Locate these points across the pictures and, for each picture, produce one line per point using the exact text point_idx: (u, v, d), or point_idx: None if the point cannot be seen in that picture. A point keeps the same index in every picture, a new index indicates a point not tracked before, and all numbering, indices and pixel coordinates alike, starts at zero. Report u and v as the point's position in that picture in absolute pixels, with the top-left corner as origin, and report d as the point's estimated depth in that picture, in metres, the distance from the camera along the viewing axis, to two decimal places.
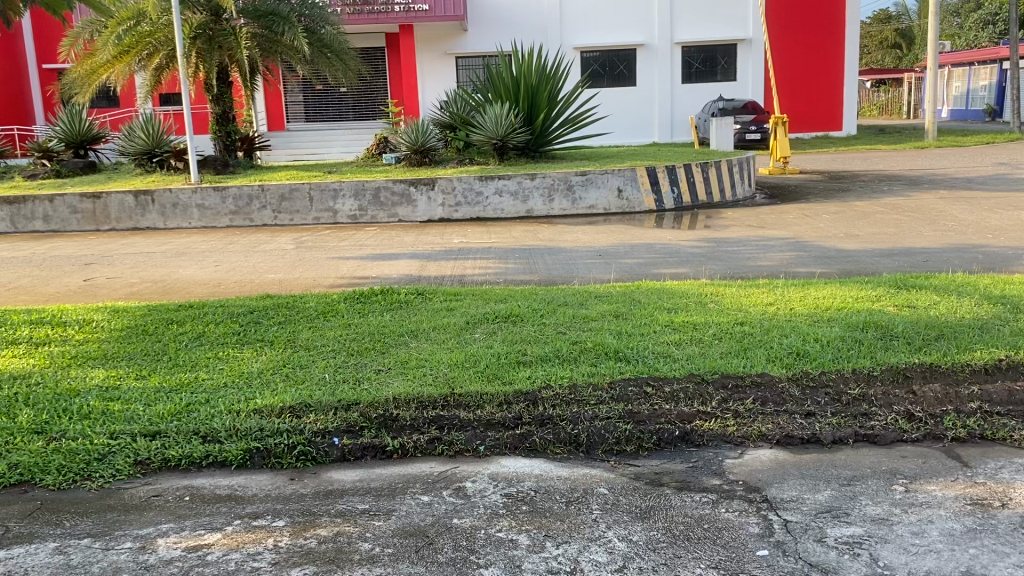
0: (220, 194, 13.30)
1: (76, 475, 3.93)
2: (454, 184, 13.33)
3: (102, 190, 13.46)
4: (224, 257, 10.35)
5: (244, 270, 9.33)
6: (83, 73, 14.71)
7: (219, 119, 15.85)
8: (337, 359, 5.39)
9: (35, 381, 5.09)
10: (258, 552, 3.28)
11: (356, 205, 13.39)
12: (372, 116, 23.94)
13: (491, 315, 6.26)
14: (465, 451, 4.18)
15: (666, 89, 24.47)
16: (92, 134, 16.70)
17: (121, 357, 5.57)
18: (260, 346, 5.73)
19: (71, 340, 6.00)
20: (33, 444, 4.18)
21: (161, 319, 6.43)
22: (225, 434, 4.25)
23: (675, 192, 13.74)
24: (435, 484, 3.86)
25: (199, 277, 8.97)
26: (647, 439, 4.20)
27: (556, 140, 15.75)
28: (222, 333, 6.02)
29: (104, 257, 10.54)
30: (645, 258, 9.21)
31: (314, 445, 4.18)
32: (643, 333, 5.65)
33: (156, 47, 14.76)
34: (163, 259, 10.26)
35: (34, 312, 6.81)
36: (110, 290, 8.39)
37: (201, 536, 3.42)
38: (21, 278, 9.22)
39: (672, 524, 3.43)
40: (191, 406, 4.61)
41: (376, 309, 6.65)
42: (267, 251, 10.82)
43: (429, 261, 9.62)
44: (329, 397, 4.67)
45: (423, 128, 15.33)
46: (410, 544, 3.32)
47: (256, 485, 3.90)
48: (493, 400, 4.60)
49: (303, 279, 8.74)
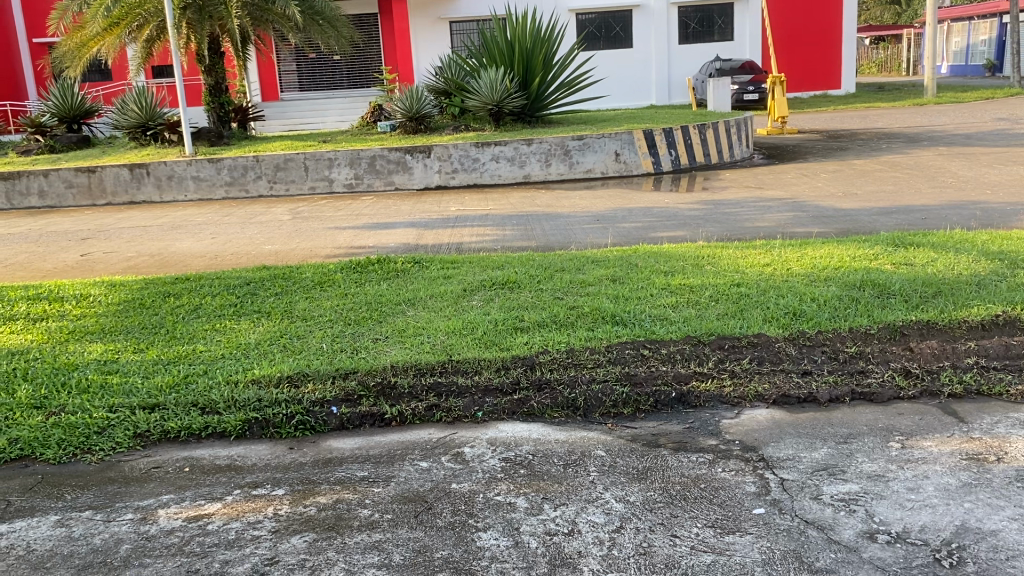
0: (215, 166, 13.22)
1: (75, 449, 3.95)
2: (450, 151, 13.24)
3: (97, 164, 13.39)
4: (221, 229, 10.33)
5: (242, 242, 9.32)
6: (74, 46, 14.57)
7: (212, 90, 15.71)
8: (335, 328, 5.40)
9: (33, 356, 5.10)
10: (258, 521, 3.30)
11: (352, 173, 13.32)
12: (367, 84, 23.77)
13: (487, 282, 6.26)
14: (463, 417, 4.19)
15: (662, 51, 24.27)
16: (84, 108, 16.57)
17: (119, 330, 5.58)
18: (257, 317, 5.74)
19: (69, 314, 6.01)
20: (33, 419, 4.20)
21: (158, 293, 6.42)
22: (223, 405, 4.27)
23: (672, 154, 13.67)
24: (433, 450, 3.88)
25: (196, 250, 8.96)
26: (644, 401, 4.21)
27: (553, 104, 15.62)
28: (219, 305, 6.03)
29: (101, 231, 10.51)
30: (643, 221, 9.19)
31: (313, 414, 4.20)
32: (639, 297, 5.64)
33: (147, 19, 14.55)
34: (160, 233, 10.24)
35: (31, 288, 6.80)
36: (107, 264, 8.37)
37: (201, 506, 3.45)
38: (18, 254, 9.20)
39: (669, 484, 3.45)
40: (189, 377, 4.63)
41: (373, 279, 6.64)
42: (263, 222, 10.79)
43: (427, 229, 9.60)
44: (327, 365, 4.69)
45: (418, 95, 15.20)
46: (409, 510, 3.34)
47: (255, 455, 3.92)
48: (490, 365, 4.62)
49: (300, 250, 8.72)
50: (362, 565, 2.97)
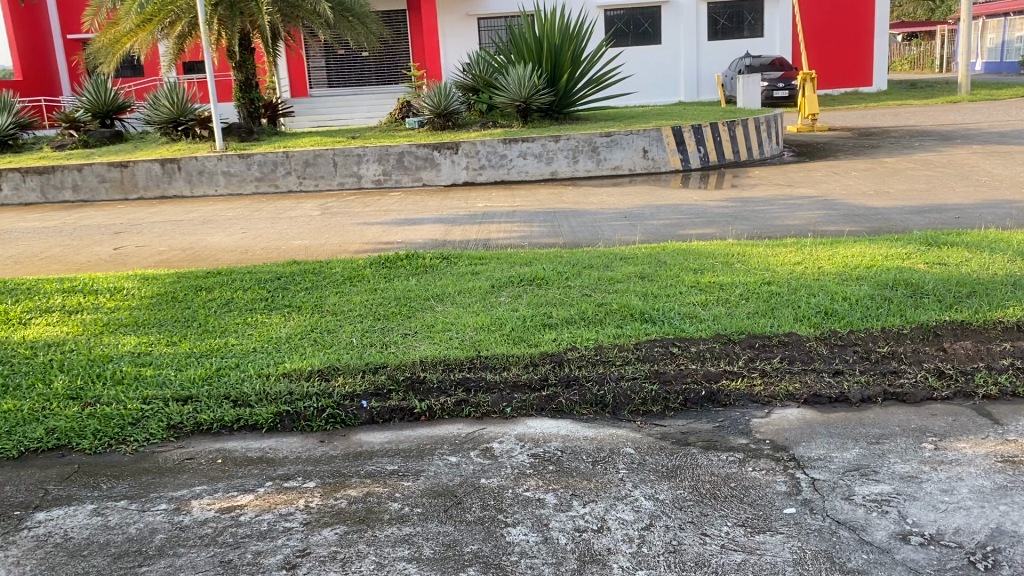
0: (245, 161, 13.34)
1: (110, 440, 4.01)
2: (478, 148, 13.26)
3: (129, 159, 13.57)
4: (251, 224, 10.42)
5: (272, 237, 9.40)
6: (107, 43, 14.77)
7: (242, 86, 15.83)
8: (365, 323, 5.44)
9: (69, 348, 5.18)
10: (289, 512, 3.34)
11: (380, 169, 13.38)
12: (395, 81, 23.86)
13: (515, 278, 6.26)
14: (491, 412, 4.21)
15: (691, 47, 24.12)
16: (117, 103, 16.77)
17: (152, 323, 5.65)
18: (288, 311, 5.79)
19: (103, 307, 6.10)
20: (69, 410, 4.27)
21: (190, 286, 6.50)
22: (255, 398, 4.32)
23: (701, 151, 13.59)
24: (462, 445, 3.90)
25: (227, 244, 9.05)
26: (673, 399, 4.20)
27: (581, 101, 15.58)
28: (250, 299, 6.09)
29: (134, 225, 10.65)
30: (671, 218, 9.15)
31: (343, 408, 4.23)
32: (668, 295, 5.62)
33: (179, 16, 14.70)
34: (191, 227, 10.35)
35: (66, 281, 6.91)
36: (139, 258, 8.47)
37: (234, 497, 3.49)
38: (52, 247, 9.34)
39: (699, 483, 3.44)
40: (222, 370, 4.69)
41: (402, 274, 6.67)
42: (293, 217, 10.88)
43: (454, 225, 9.63)
44: (357, 360, 4.73)
45: (446, 91, 15.23)
46: (439, 504, 3.36)
47: (287, 447, 3.96)
48: (519, 361, 4.62)
49: (329, 245, 8.78)
50: (392, 558, 3.00)
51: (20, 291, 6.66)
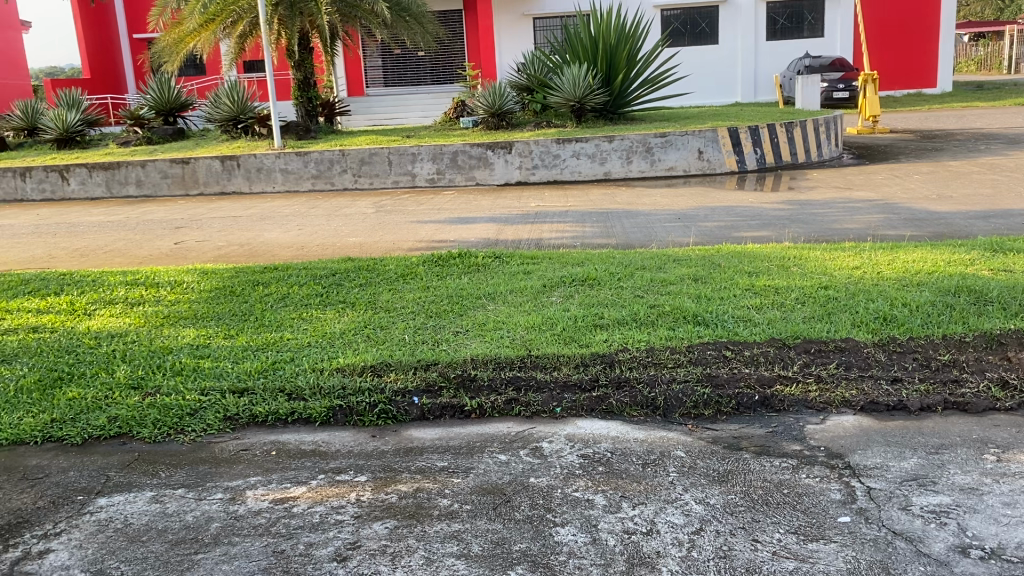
0: (302, 159, 13.55)
1: (169, 429, 4.11)
2: (531, 147, 13.27)
3: (191, 156, 13.89)
4: (307, 220, 10.59)
5: (327, 234, 9.53)
6: (171, 42, 15.13)
7: (301, 85, 16.07)
8: (417, 320, 5.48)
9: (131, 339, 5.32)
10: (341, 505, 3.39)
11: (434, 168, 13.48)
12: (450, 80, 24.00)
13: (567, 278, 6.25)
14: (541, 412, 4.21)
15: (749, 47, 23.80)
16: (180, 101, 17.15)
17: (210, 316, 5.78)
18: (342, 307, 5.87)
19: (164, 300, 6.25)
20: (130, 399, 4.39)
21: (248, 281, 6.62)
22: (309, 391, 4.39)
23: (757, 153, 13.42)
24: (512, 444, 3.91)
25: (284, 240, 9.21)
26: (726, 403, 4.16)
27: (635, 101, 15.48)
28: (306, 295, 6.19)
29: (194, 221, 10.89)
30: (726, 220, 9.05)
31: (395, 403, 4.28)
32: (722, 297, 5.56)
33: (240, 15, 14.98)
34: (249, 223, 10.56)
35: (129, 274, 7.09)
36: (199, 253, 8.66)
37: (287, 489, 3.55)
38: (116, 241, 9.60)
39: (751, 488, 3.40)
40: (277, 363, 4.77)
41: (454, 272, 6.71)
42: (348, 215, 11.02)
43: (507, 224, 9.65)
44: (409, 356, 4.77)
45: (501, 91, 15.27)
46: (488, 502, 3.37)
47: (339, 441, 4.02)
48: (569, 361, 4.62)
49: (383, 243, 8.87)
50: (441, 554, 3.02)
51: (85, 283, 6.86)
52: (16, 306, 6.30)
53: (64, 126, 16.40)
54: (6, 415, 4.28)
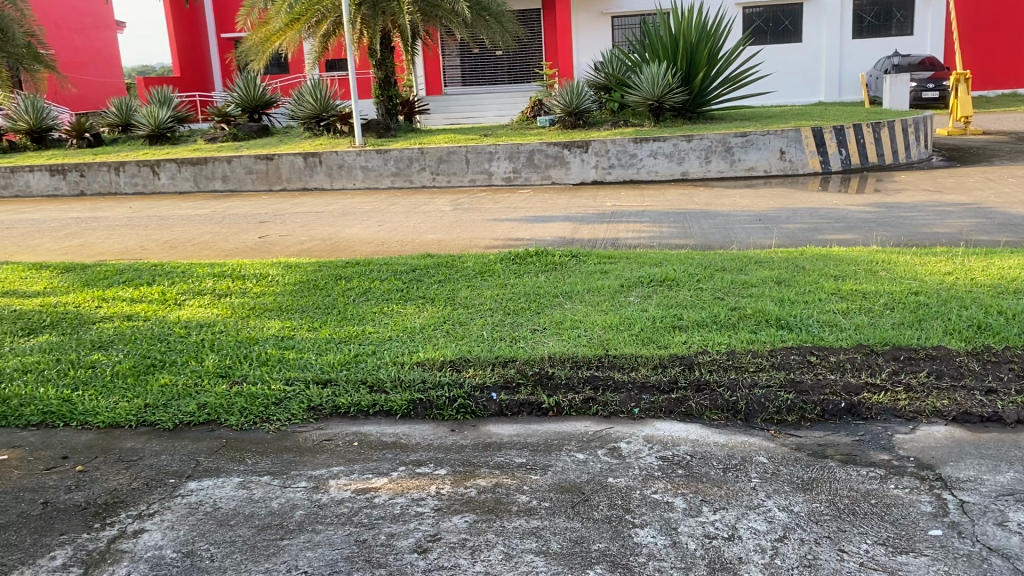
0: (382, 157, 13.76)
1: (255, 417, 4.23)
2: (609, 147, 13.20)
3: (275, 153, 14.25)
4: (386, 217, 10.75)
5: (406, 230, 9.65)
6: (258, 41, 15.56)
7: (382, 84, 16.32)
8: (495, 317, 5.51)
9: (219, 329, 5.50)
10: (421, 498, 3.43)
11: (511, 167, 13.53)
12: (527, 79, 24.05)
13: (645, 278, 6.20)
14: (619, 412, 4.19)
15: (834, 46, 23.21)
16: (265, 99, 17.60)
17: (295, 309, 5.92)
18: (421, 302, 5.94)
19: (250, 292, 6.43)
20: (219, 386, 4.53)
21: (330, 275, 6.76)
22: (390, 384, 4.46)
23: (842, 153, 13.09)
24: (590, 443, 3.90)
25: (364, 236, 9.37)
26: (810, 409, 4.06)
27: (715, 100, 15.24)
28: (386, 290, 6.28)
29: (277, 216, 11.16)
30: (809, 222, 8.84)
31: (473, 399, 4.31)
32: (806, 301, 5.44)
33: (325, 15, 15.29)
34: (330, 219, 10.77)
35: (217, 266, 7.32)
36: (283, 247, 8.87)
37: (369, 480, 3.62)
38: (204, 234, 9.91)
39: (836, 497, 3.32)
40: (359, 356, 4.86)
41: (531, 270, 6.73)
42: (426, 212, 11.14)
43: (583, 224, 9.62)
44: (487, 353, 4.80)
45: (578, 90, 15.23)
46: (566, 500, 3.37)
47: (419, 434, 4.07)
48: (648, 363, 4.58)
49: (460, 240, 8.94)
50: (520, 550, 3.03)
51: (176, 274, 7.11)
52: (112, 294, 6.58)
53: (156, 123, 17.03)
54: (103, 398, 4.47)
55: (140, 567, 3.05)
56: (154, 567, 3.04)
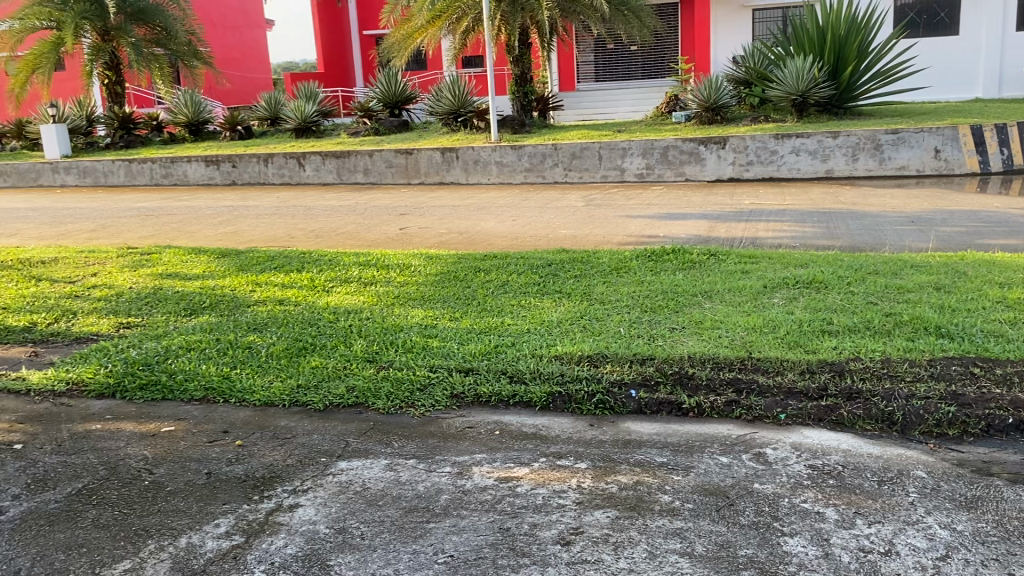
0: (517, 152, 13.89)
1: (400, 402, 4.36)
2: (748, 143, 12.85)
3: (413, 147, 14.64)
4: (521, 212, 10.85)
5: (540, 225, 9.72)
6: (401, 38, 16.02)
7: (518, 79, 16.48)
8: (633, 314, 5.47)
9: (365, 316, 5.69)
10: (563, 490, 3.45)
11: (644, 163, 13.39)
12: (662, 74, 23.72)
13: (790, 280, 6.00)
14: (764, 416, 4.08)
15: (995, 39, 21.75)
16: (405, 95, 18.08)
17: (436, 299, 6.06)
18: (559, 297, 5.96)
19: (393, 281, 6.63)
20: (366, 371, 4.70)
21: (469, 267, 6.89)
22: (530, 376, 4.50)
23: (1005, 153, 12.23)
24: (734, 446, 3.81)
25: (500, 230, 9.49)
26: (973, 424, 3.84)
27: (864, 96, 14.55)
28: (524, 283, 6.34)
29: (416, 208, 11.47)
30: (967, 226, 8.33)
31: (613, 395, 4.30)
32: (968, 309, 5.13)
33: (465, 12, 15.57)
34: (467, 212, 10.97)
35: (362, 255, 7.59)
36: (422, 238, 9.10)
37: (511, 469, 3.66)
38: (348, 224, 10.30)
39: (1005, 518, 3.12)
40: (499, 347, 4.93)
41: (669, 268, 6.64)
42: (559, 207, 11.18)
43: (720, 222, 9.41)
44: (627, 349, 4.77)
45: (717, 85, 14.90)
46: (711, 503, 3.31)
47: (559, 427, 4.09)
48: (795, 367, 4.43)
49: (594, 236, 8.91)
50: (664, 550, 3.00)
51: (323, 262, 7.41)
52: (265, 279, 6.93)
53: (302, 117, 17.81)
54: (260, 377, 4.72)
55: (296, 540, 3.20)
56: (309, 541, 3.18)
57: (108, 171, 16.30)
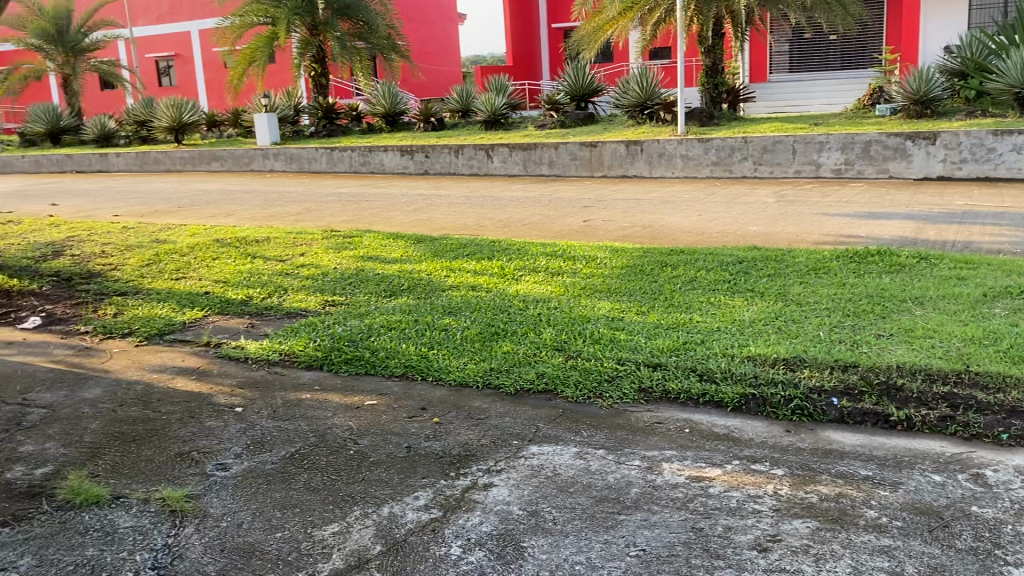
0: (704, 145, 13.58)
1: (589, 392, 4.39)
2: (961, 139, 11.93)
3: (599, 140, 14.65)
4: (708, 207, 10.61)
5: (729, 221, 9.46)
6: (591, 30, 16.02)
7: (709, 71, 16.10)
8: (833, 317, 5.22)
9: (553, 305, 5.77)
10: (759, 495, 3.35)
11: (842, 158, 12.71)
12: (863, 65, 22.41)
13: (1013, 290, 5.51)
14: (982, 436, 3.79)
15: None
16: (592, 87, 18.09)
17: (623, 292, 6.05)
18: (751, 296, 5.78)
19: (580, 272, 6.67)
20: (555, 359, 4.77)
21: (657, 262, 6.82)
22: (721, 376, 4.41)
23: None
24: (947, 465, 3.56)
25: (687, 225, 9.33)
26: None
27: None
28: (714, 280, 6.20)
29: (600, 201, 11.48)
30: None
31: (811, 401, 4.14)
32: None
33: (657, 3, 15.37)
34: (652, 206, 10.86)
35: (549, 246, 7.69)
36: (607, 231, 9.10)
37: (703, 469, 3.60)
38: (533, 215, 10.46)
39: None
40: (688, 344, 4.86)
41: (873, 271, 6.27)
42: (749, 203, 10.84)
43: (928, 223, 8.78)
44: (825, 354, 4.55)
45: (929, 76, 13.91)
46: (922, 523, 3.11)
47: (752, 430, 3.97)
48: (1019, 385, 4.07)
49: (787, 234, 8.57)
50: (870, 567, 2.85)
51: (512, 251, 7.58)
52: (457, 265, 7.17)
53: (492, 109, 18.24)
54: (454, 359, 4.91)
55: (491, 519, 3.30)
56: (503, 521, 3.27)
57: (311, 159, 17.41)
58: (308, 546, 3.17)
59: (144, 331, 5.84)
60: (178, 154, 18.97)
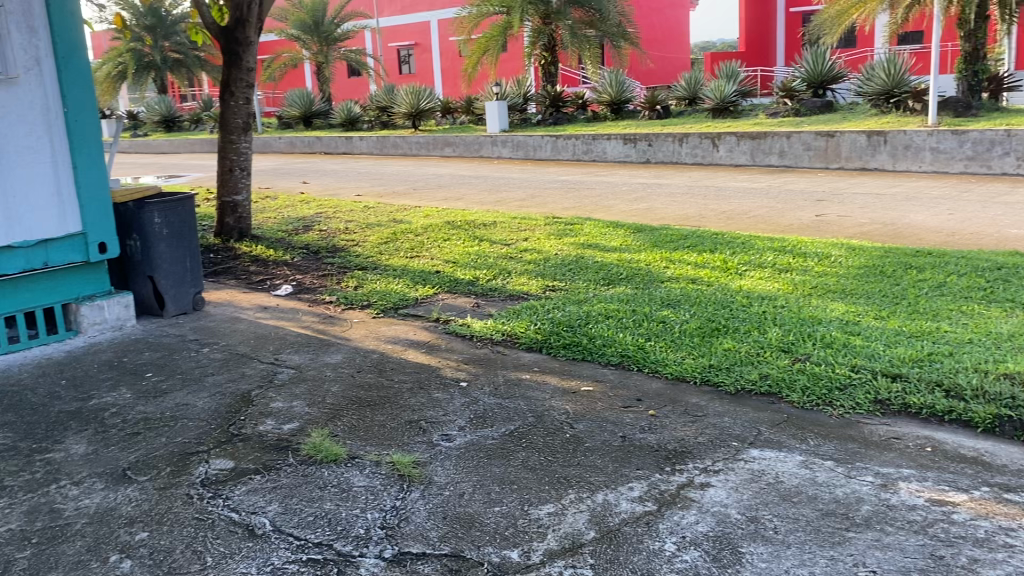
0: (958, 138, 12.42)
1: (818, 399, 4.17)
2: None
3: (837, 130, 13.85)
4: (960, 205, 9.71)
5: (986, 222, 8.60)
6: (834, 14, 15.12)
7: (969, 56, 14.73)
8: None
9: (781, 304, 5.53)
10: (1012, 528, 3.03)
11: None
12: None
13: None
14: None
15: None
16: (832, 74, 17.10)
17: (860, 294, 5.68)
18: (1010, 307, 5.23)
19: (812, 271, 6.35)
20: (781, 361, 4.57)
21: (899, 263, 6.34)
22: (971, 393, 4.03)
23: None
24: None
25: (934, 224, 8.59)
26: None
27: None
28: (966, 287, 5.67)
29: (835, 195, 10.83)
30: None
31: None
32: None
33: None
34: (893, 202, 10.11)
35: (777, 241, 7.38)
36: (842, 227, 8.58)
37: (946, 493, 3.31)
38: (761, 208, 10.07)
39: None
40: (933, 355, 4.48)
41: None
42: (1009, 203, 9.79)
43: None
44: None
45: None
46: None
47: (1006, 456, 3.60)
48: None
49: None
50: None
51: (737, 244, 7.34)
52: (680, 257, 7.05)
53: (721, 97, 17.78)
54: (674, 352, 4.83)
55: (708, 519, 3.22)
56: (720, 523, 3.19)
57: (537, 146, 17.79)
58: (524, 524, 3.25)
59: (379, 304, 6.23)
60: (413, 138, 20.05)
